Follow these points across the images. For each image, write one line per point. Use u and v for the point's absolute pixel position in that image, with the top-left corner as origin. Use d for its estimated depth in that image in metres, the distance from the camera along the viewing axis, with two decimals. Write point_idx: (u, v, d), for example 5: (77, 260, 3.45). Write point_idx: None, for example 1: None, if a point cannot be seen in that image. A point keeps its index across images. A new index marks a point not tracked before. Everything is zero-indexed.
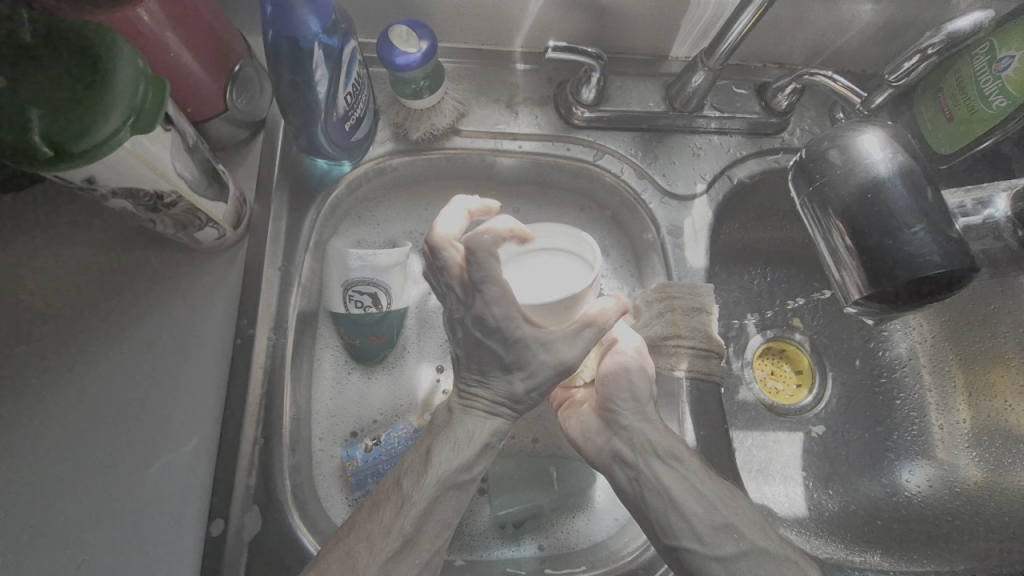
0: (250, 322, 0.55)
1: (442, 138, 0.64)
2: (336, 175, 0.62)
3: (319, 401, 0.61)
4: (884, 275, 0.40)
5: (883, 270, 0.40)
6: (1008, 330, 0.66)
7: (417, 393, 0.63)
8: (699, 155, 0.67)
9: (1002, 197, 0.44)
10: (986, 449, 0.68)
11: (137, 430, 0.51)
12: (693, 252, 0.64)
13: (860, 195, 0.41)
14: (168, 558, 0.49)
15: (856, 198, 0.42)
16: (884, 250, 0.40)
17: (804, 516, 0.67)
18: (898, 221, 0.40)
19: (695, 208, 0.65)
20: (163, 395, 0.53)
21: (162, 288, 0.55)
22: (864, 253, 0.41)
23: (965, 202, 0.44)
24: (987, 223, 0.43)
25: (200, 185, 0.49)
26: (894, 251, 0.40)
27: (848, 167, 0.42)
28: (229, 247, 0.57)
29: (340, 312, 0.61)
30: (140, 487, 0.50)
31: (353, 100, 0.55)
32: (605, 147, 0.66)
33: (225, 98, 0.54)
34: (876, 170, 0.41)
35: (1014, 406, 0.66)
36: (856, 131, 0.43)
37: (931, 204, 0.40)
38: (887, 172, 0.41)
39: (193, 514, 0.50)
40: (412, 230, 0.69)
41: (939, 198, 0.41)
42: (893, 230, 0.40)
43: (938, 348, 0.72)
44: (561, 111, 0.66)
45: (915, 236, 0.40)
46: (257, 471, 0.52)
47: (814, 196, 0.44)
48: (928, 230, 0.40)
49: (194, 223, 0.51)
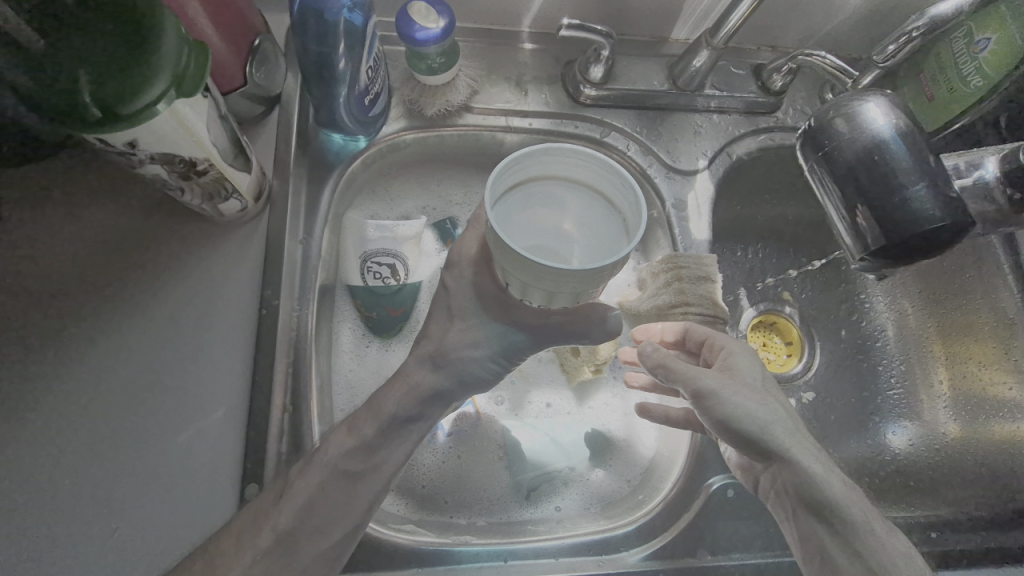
0: (274, 294, 0.55)
1: (455, 115, 0.66)
2: (352, 150, 0.63)
3: (339, 372, 0.63)
4: (891, 231, 0.43)
5: (891, 227, 0.43)
6: (982, 301, 0.72)
7: (527, 417, 0.65)
8: (700, 132, 0.70)
9: (992, 160, 0.47)
10: (963, 408, 0.75)
11: (166, 400, 0.52)
12: (697, 224, 0.67)
13: (868, 158, 0.44)
14: (200, 523, 0.50)
15: (861, 161, 0.44)
16: (890, 205, 0.43)
17: None
18: (903, 179, 0.43)
19: (698, 182, 0.68)
20: (189, 366, 0.53)
21: (184, 259, 0.56)
22: (876, 212, 0.44)
23: (958, 164, 0.47)
24: (979, 184, 0.46)
25: (229, 154, 0.49)
26: (901, 209, 0.43)
27: (855, 134, 0.45)
28: (250, 219, 0.58)
29: (359, 285, 0.63)
30: (173, 456, 0.51)
31: (372, 75, 0.57)
32: (612, 125, 0.69)
33: (245, 74, 0.56)
34: (881, 137, 0.44)
35: (987, 369, 0.73)
36: (861, 101, 0.45)
37: (933, 166, 0.43)
38: (891, 136, 0.44)
39: (226, 482, 0.51)
40: (426, 205, 0.71)
41: (938, 161, 0.44)
42: (898, 190, 0.43)
43: (919, 318, 0.80)
44: (569, 89, 0.68)
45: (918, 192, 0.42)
46: (289, 436, 0.53)
47: (823, 162, 0.47)
48: (930, 188, 0.42)
49: (220, 193, 0.51)
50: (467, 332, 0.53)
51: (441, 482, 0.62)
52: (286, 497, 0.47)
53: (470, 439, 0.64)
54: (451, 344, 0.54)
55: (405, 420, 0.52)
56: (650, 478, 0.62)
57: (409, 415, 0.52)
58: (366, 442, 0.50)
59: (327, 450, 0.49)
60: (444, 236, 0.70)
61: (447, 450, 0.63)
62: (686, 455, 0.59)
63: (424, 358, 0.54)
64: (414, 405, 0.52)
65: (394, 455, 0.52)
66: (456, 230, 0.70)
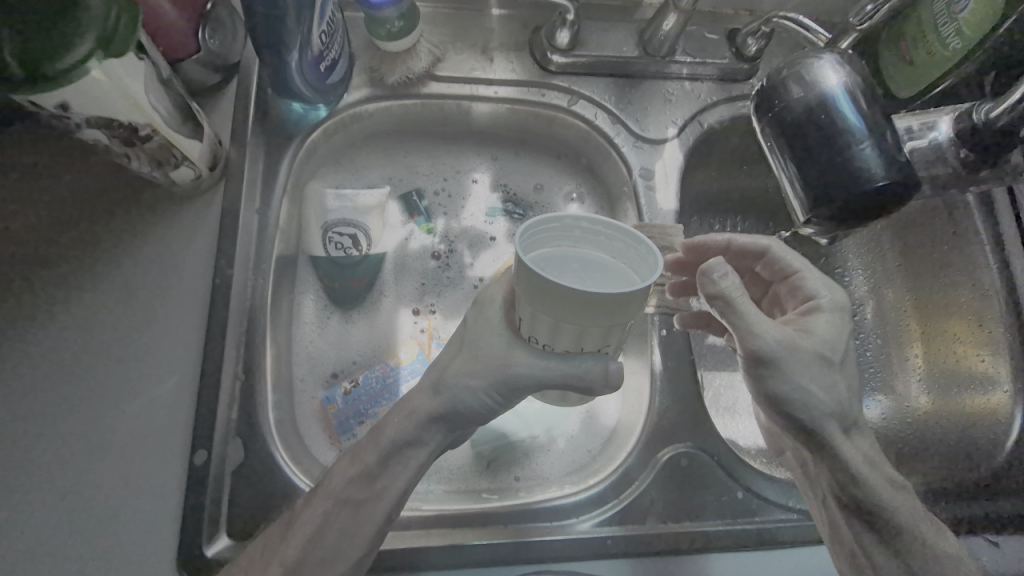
0: (228, 263, 0.55)
1: (418, 83, 0.65)
2: (313, 120, 0.62)
3: (300, 342, 0.64)
4: (832, 193, 0.41)
5: (834, 188, 0.41)
6: (964, 277, 0.71)
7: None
8: (671, 100, 0.68)
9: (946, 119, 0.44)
10: (936, 382, 0.74)
11: (124, 364, 0.54)
12: (664, 194, 0.66)
13: (816, 117, 0.41)
14: (154, 483, 0.51)
15: (809, 117, 0.42)
16: (833, 161, 0.41)
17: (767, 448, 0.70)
18: (849, 134, 0.40)
19: (667, 151, 0.67)
20: (145, 332, 0.54)
21: (143, 228, 0.57)
22: (819, 175, 0.42)
23: (911, 126, 0.45)
24: (931, 146, 0.44)
25: (174, 121, 0.48)
26: (844, 170, 0.40)
27: (806, 91, 0.42)
28: (206, 189, 0.58)
29: (321, 255, 0.64)
30: (129, 418, 0.52)
31: (328, 40, 0.56)
32: (579, 93, 0.67)
33: (198, 40, 0.55)
34: (831, 95, 0.41)
35: (963, 344, 0.72)
36: (815, 59, 0.43)
37: (884, 128, 0.41)
38: (841, 95, 0.41)
39: (179, 446, 0.52)
40: (392, 176, 0.70)
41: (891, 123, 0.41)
42: (843, 150, 0.40)
43: (900, 293, 0.79)
44: (537, 57, 0.67)
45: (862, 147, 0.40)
46: (240, 402, 0.54)
47: (771, 124, 0.44)
48: (876, 148, 0.40)
49: (170, 161, 0.51)
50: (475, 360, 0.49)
51: None
52: (293, 529, 0.47)
53: None
54: (455, 371, 0.50)
55: (405, 445, 0.49)
56: (608, 450, 0.62)
57: (409, 440, 0.50)
58: (367, 469, 0.48)
59: (329, 481, 0.48)
60: (410, 207, 0.70)
61: None
62: (640, 427, 0.60)
63: (425, 385, 0.51)
64: (411, 428, 0.49)
65: (398, 480, 0.49)
66: (423, 202, 0.70)
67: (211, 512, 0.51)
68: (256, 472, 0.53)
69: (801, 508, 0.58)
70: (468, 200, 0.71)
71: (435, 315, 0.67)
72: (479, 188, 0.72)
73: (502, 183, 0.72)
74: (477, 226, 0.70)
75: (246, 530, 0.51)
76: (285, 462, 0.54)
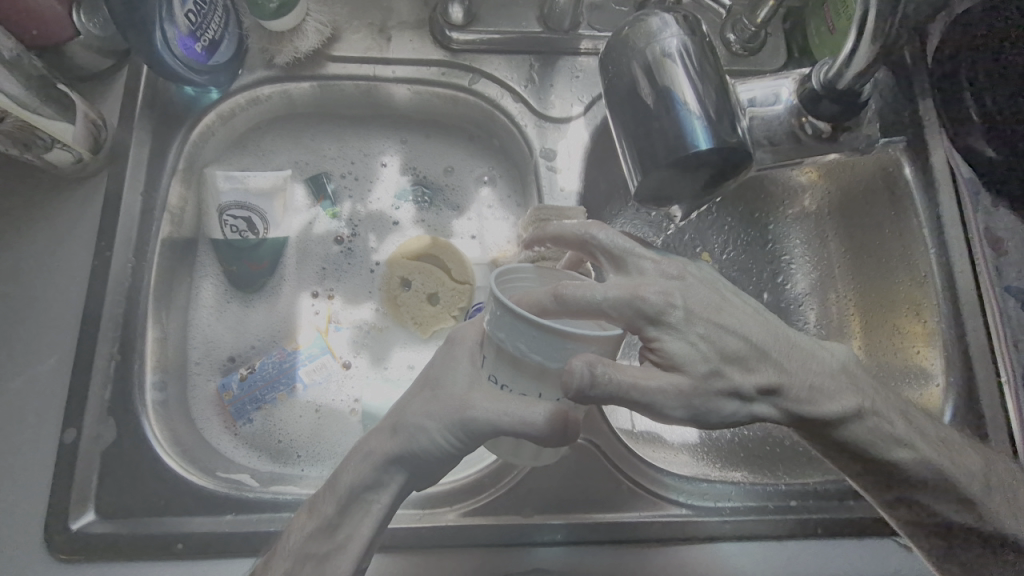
0: (109, 245, 0.56)
1: (313, 63, 0.64)
2: (205, 102, 0.62)
3: (196, 328, 0.63)
4: (653, 158, 0.41)
5: (653, 154, 0.41)
6: (902, 260, 0.66)
7: (387, 371, 0.65)
8: (579, 76, 0.65)
9: (787, 85, 0.50)
10: (876, 376, 0.68)
11: (2, 348, 0.54)
12: (566, 174, 0.63)
13: (647, 79, 0.41)
14: (25, 465, 0.51)
15: (637, 82, 0.42)
16: (652, 133, 0.41)
17: (696, 445, 0.66)
18: (666, 109, 0.40)
19: (572, 131, 0.64)
20: (25, 315, 0.55)
21: (28, 212, 0.57)
22: (646, 141, 0.41)
23: (755, 95, 0.50)
24: (773, 112, 0.50)
25: (30, 100, 0.48)
26: (664, 135, 0.40)
27: (642, 50, 0.42)
28: (92, 172, 0.58)
29: (218, 238, 0.64)
30: (5, 400, 0.53)
31: (199, 19, 0.55)
32: (481, 71, 0.65)
33: (73, 22, 0.55)
34: (663, 58, 0.41)
35: (904, 333, 0.66)
36: (654, 18, 0.42)
37: (709, 95, 0.41)
38: (672, 59, 0.41)
39: (52, 426, 0.52)
40: (298, 159, 0.69)
41: (719, 90, 0.41)
42: (665, 116, 0.40)
43: (844, 280, 0.74)
44: (437, 34, 0.65)
45: (683, 119, 0.40)
46: (114, 384, 0.54)
47: (608, 86, 0.44)
48: (697, 114, 0.40)
49: (36, 141, 0.51)
50: (433, 401, 0.44)
51: (294, 437, 0.61)
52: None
53: (327, 392, 0.63)
54: (414, 411, 0.45)
55: (364, 491, 0.45)
56: None
57: (367, 484, 0.45)
58: (327, 520, 0.44)
59: (288, 539, 0.45)
60: (317, 190, 0.69)
61: (303, 403, 0.63)
62: None
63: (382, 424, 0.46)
64: (368, 471, 0.44)
65: (361, 530, 0.45)
66: (330, 185, 0.69)
67: (79, 493, 0.51)
68: (127, 455, 0.52)
69: (687, 501, 0.56)
70: (375, 183, 0.70)
71: (334, 299, 0.67)
72: (388, 171, 0.70)
73: (411, 166, 0.71)
74: (384, 209, 0.69)
75: (114, 509, 0.51)
76: (156, 441, 0.53)
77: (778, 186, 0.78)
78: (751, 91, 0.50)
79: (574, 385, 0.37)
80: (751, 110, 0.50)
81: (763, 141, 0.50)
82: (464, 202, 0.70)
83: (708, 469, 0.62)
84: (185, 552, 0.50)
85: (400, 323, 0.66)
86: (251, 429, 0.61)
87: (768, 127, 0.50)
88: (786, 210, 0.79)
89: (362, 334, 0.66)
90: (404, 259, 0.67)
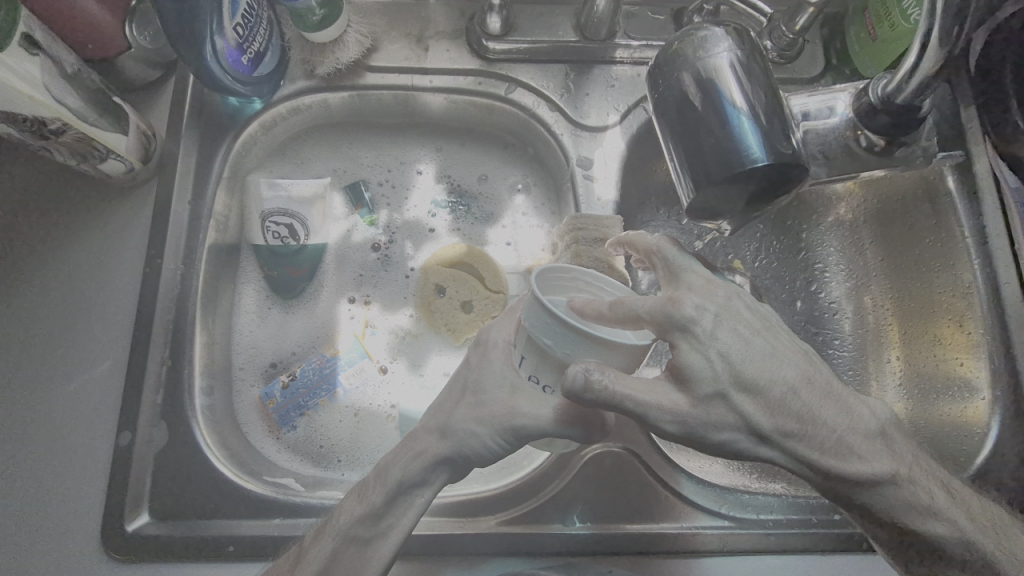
0: (159, 254, 0.58)
1: (352, 74, 0.65)
2: (249, 113, 0.63)
3: (240, 333, 0.64)
4: (707, 172, 0.41)
5: (706, 167, 0.41)
6: (944, 272, 0.65)
7: (423, 377, 0.66)
8: (614, 85, 0.66)
9: (844, 97, 0.50)
10: (915, 387, 0.68)
11: (59, 352, 0.56)
12: (602, 183, 0.63)
13: (699, 91, 0.42)
14: (82, 466, 0.53)
15: (688, 96, 0.42)
16: (704, 148, 0.41)
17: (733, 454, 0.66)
18: (719, 121, 0.41)
19: (607, 140, 0.64)
20: (82, 320, 0.56)
21: (82, 219, 0.59)
22: (698, 154, 0.42)
23: (810, 108, 0.50)
24: (830, 125, 0.49)
25: (89, 114, 0.50)
26: (719, 146, 0.41)
27: (692, 63, 0.42)
28: (143, 182, 0.60)
29: (261, 244, 0.65)
30: (60, 403, 0.54)
31: (246, 32, 0.57)
32: (517, 80, 0.66)
33: (126, 36, 0.57)
34: (714, 69, 0.42)
35: (945, 345, 0.65)
36: (704, 30, 0.43)
37: (762, 105, 0.41)
38: (722, 70, 0.42)
39: (107, 429, 0.54)
40: (336, 167, 0.70)
41: (770, 101, 0.41)
42: (717, 127, 0.41)
43: (881, 289, 0.73)
44: (474, 44, 0.65)
45: (738, 134, 0.40)
46: (164, 389, 0.55)
47: (656, 100, 0.44)
48: (750, 126, 0.40)
49: (93, 153, 0.53)
50: (479, 406, 0.46)
51: (335, 442, 0.62)
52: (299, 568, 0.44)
53: (366, 397, 0.64)
54: (460, 415, 0.46)
55: (412, 487, 0.45)
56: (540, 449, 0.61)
57: (415, 480, 0.45)
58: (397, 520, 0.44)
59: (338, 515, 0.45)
60: (355, 198, 0.70)
61: (343, 409, 0.63)
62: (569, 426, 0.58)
63: (433, 425, 0.47)
64: (410, 470, 0.45)
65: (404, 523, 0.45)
66: (367, 193, 0.70)
67: (133, 494, 0.52)
68: (178, 457, 0.54)
69: (731, 512, 0.56)
70: (412, 191, 0.71)
71: (371, 305, 0.67)
72: (424, 179, 0.71)
73: (447, 174, 0.72)
74: (420, 217, 0.70)
75: (166, 511, 0.52)
76: (206, 446, 0.55)
77: (812, 192, 0.77)
78: (805, 104, 0.49)
79: (569, 385, 0.40)
80: (805, 124, 0.49)
81: (818, 154, 0.50)
82: (498, 210, 0.71)
83: (748, 480, 0.61)
84: (236, 554, 0.51)
85: (434, 330, 0.67)
86: (295, 435, 0.62)
87: (823, 140, 0.49)
88: (821, 217, 0.78)
89: (399, 340, 0.67)
90: (440, 266, 0.68)
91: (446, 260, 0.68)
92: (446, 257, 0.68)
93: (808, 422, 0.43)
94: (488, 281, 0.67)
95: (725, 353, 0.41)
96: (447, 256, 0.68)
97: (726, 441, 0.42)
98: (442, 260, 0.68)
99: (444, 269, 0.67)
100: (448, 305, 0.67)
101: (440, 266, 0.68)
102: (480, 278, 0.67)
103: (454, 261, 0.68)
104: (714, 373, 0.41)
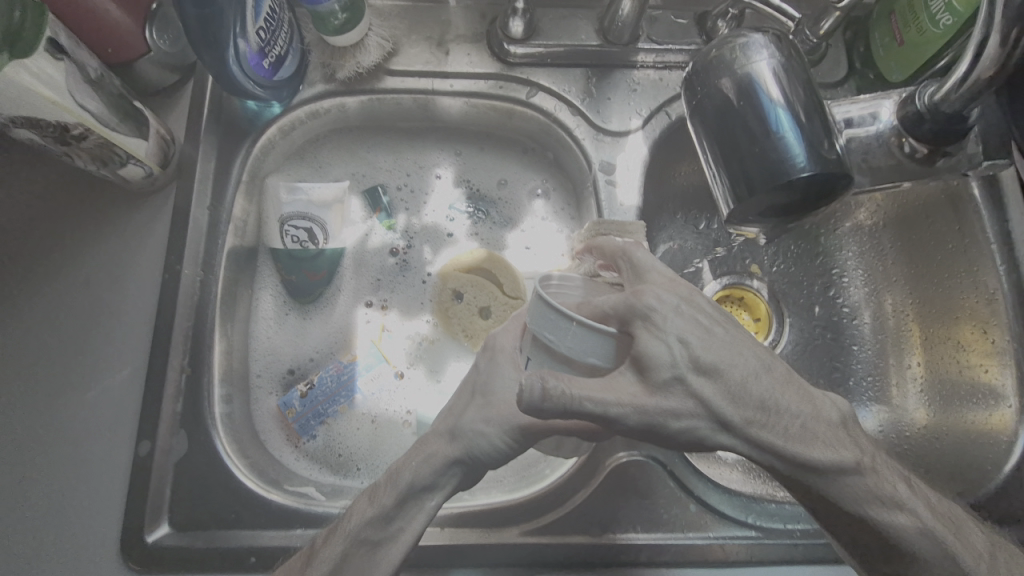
0: (178, 260, 0.57)
1: (372, 77, 0.64)
2: (268, 117, 0.62)
3: (258, 338, 0.64)
4: (750, 179, 0.42)
5: (749, 176, 0.42)
6: (966, 278, 0.64)
7: (441, 383, 0.65)
8: (637, 90, 0.65)
9: (889, 104, 0.49)
10: (937, 394, 0.67)
11: (77, 358, 0.55)
12: (624, 189, 0.63)
13: (742, 100, 0.42)
14: (100, 475, 0.52)
15: (730, 105, 0.43)
16: (748, 158, 0.42)
17: None
18: (764, 130, 0.41)
19: (630, 144, 0.64)
20: (99, 326, 0.56)
21: (100, 224, 0.58)
22: (739, 163, 0.43)
23: (854, 115, 0.49)
24: (873, 133, 0.49)
25: (111, 119, 0.49)
26: (764, 155, 0.41)
27: (733, 71, 0.43)
28: (161, 186, 0.59)
29: (279, 249, 0.64)
30: (79, 410, 0.54)
31: (268, 36, 0.56)
32: (538, 84, 0.65)
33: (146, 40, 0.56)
34: (756, 78, 0.42)
35: (969, 352, 0.64)
36: (743, 38, 0.43)
37: (805, 112, 0.41)
38: (763, 78, 0.42)
39: (127, 438, 0.53)
40: (354, 171, 0.70)
41: (812, 108, 0.42)
42: (761, 137, 0.42)
43: (901, 295, 0.72)
44: (495, 48, 0.65)
45: (783, 142, 0.41)
46: (184, 397, 0.54)
47: (696, 108, 0.45)
48: (794, 135, 0.41)
49: (114, 159, 0.52)
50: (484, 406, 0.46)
51: (353, 450, 0.61)
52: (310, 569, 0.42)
53: (384, 404, 0.63)
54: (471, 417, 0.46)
55: (417, 489, 0.44)
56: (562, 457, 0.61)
57: (424, 484, 0.44)
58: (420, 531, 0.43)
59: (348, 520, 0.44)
60: (373, 202, 0.69)
61: (360, 418, 0.63)
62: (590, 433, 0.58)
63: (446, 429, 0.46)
64: (423, 472, 0.44)
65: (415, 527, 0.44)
66: (385, 197, 0.69)
67: (153, 504, 0.52)
68: (197, 467, 0.53)
69: (756, 522, 0.55)
70: (430, 195, 0.70)
71: (388, 310, 0.67)
72: (442, 183, 0.71)
73: (464, 179, 0.71)
74: (438, 221, 0.70)
75: (187, 521, 0.52)
76: (227, 455, 0.54)
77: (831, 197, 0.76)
78: (847, 111, 0.49)
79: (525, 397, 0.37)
80: (847, 131, 0.49)
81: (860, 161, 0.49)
82: (517, 214, 0.70)
83: (772, 489, 0.60)
84: (259, 565, 0.50)
85: (451, 336, 0.66)
86: (315, 444, 0.61)
87: (865, 147, 0.49)
88: (838, 222, 0.77)
89: (417, 346, 0.66)
90: (457, 272, 0.67)
91: (462, 265, 0.67)
92: (463, 262, 0.67)
93: (845, 433, 0.43)
94: (505, 286, 0.66)
95: (764, 364, 0.41)
96: (463, 262, 0.67)
97: (767, 455, 0.42)
98: (459, 264, 0.67)
99: (462, 273, 0.67)
100: (466, 310, 0.66)
101: (457, 271, 0.67)
102: (497, 283, 0.66)
103: (471, 266, 0.67)
104: (685, 357, 0.39)
